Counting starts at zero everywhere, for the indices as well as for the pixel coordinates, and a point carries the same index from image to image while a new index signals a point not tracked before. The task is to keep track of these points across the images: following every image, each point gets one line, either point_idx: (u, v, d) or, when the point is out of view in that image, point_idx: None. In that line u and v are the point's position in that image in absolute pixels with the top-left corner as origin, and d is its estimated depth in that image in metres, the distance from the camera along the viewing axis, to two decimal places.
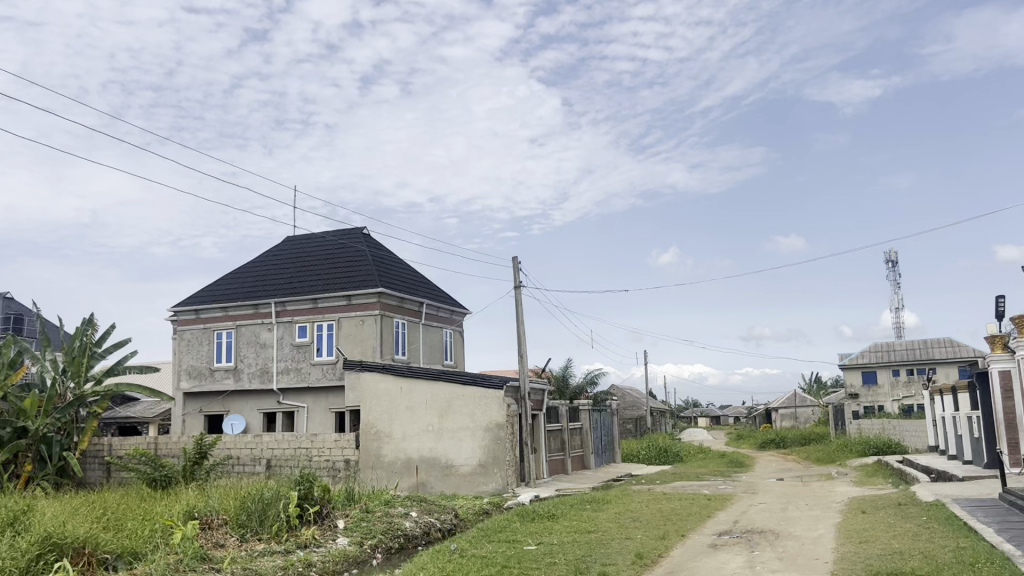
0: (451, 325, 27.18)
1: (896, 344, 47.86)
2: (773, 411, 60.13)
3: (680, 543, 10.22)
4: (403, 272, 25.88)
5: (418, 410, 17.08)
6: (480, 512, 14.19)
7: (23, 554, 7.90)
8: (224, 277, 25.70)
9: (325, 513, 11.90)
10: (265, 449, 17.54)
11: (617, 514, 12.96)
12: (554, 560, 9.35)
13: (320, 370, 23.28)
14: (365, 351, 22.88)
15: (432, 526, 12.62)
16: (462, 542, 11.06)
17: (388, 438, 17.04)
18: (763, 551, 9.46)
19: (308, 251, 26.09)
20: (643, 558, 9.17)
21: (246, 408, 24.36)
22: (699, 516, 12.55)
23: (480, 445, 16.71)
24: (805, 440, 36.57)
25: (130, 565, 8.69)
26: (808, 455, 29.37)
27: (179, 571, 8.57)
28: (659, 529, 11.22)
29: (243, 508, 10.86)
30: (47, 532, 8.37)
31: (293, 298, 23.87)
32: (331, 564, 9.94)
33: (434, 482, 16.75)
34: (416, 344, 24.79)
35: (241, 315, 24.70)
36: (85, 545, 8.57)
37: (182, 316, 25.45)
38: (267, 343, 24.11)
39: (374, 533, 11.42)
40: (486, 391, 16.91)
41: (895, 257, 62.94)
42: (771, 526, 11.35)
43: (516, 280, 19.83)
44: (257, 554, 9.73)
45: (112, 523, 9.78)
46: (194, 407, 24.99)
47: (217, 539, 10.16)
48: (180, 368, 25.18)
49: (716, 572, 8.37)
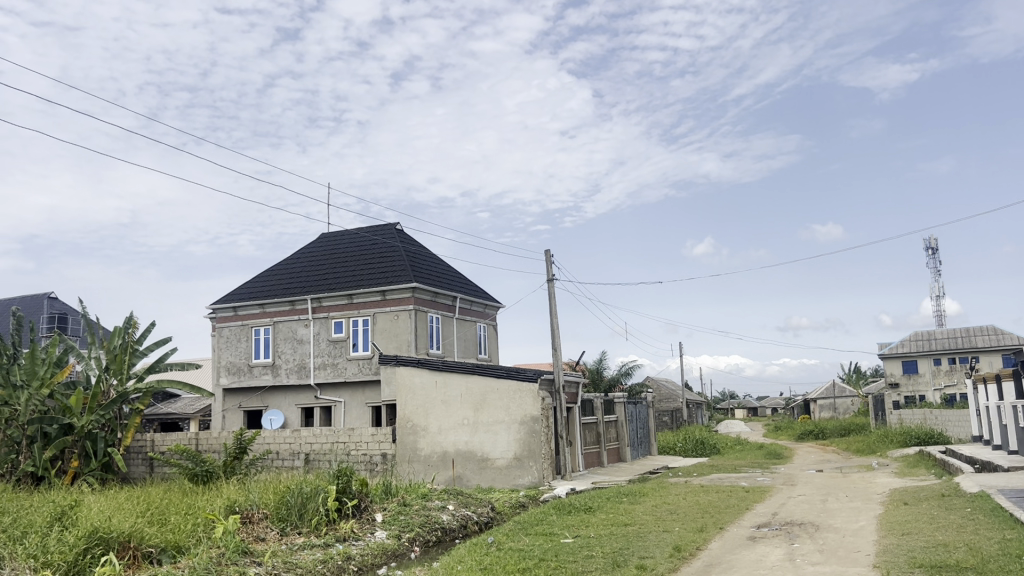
0: (485, 319, 27.24)
1: (937, 332, 46.99)
2: (812, 402, 59.44)
3: (719, 536, 10.14)
4: (436, 267, 25.99)
5: (452, 403, 17.19)
6: (516, 505, 14.20)
7: (70, 548, 8.07)
8: (260, 274, 26.05)
9: (363, 506, 12.01)
10: (304, 443, 17.74)
11: (654, 507, 12.91)
12: (591, 553, 9.33)
13: (356, 365, 23.49)
14: (401, 345, 23.06)
15: (468, 520, 12.66)
16: (499, 536, 11.06)
17: (424, 432, 17.22)
18: (804, 543, 9.35)
19: (342, 248, 26.30)
20: (680, 551, 9.09)
21: (283, 403, 24.67)
22: (738, 509, 12.44)
23: (516, 438, 16.72)
24: (845, 431, 36.10)
25: (174, 558, 8.87)
26: (848, 447, 28.96)
27: (222, 564, 8.72)
28: (698, 522, 11.14)
29: (283, 502, 11.01)
30: (94, 527, 8.54)
31: (328, 294, 24.08)
32: (370, 557, 10.05)
33: (470, 475, 16.82)
34: (450, 338, 24.89)
35: (278, 311, 24.98)
36: (130, 539, 8.77)
37: (220, 313, 25.86)
38: (304, 339, 24.39)
39: (411, 526, 11.49)
40: (520, 384, 16.84)
41: (935, 244, 61.69)
42: (810, 518, 11.24)
43: (549, 272, 19.80)
44: (297, 548, 9.86)
45: (157, 517, 9.98)
46: (233, 403, 25.39)
47: (258, 532, 10.31)
48: (219, 364, 25.58)
49: (755, 565, 8.28)
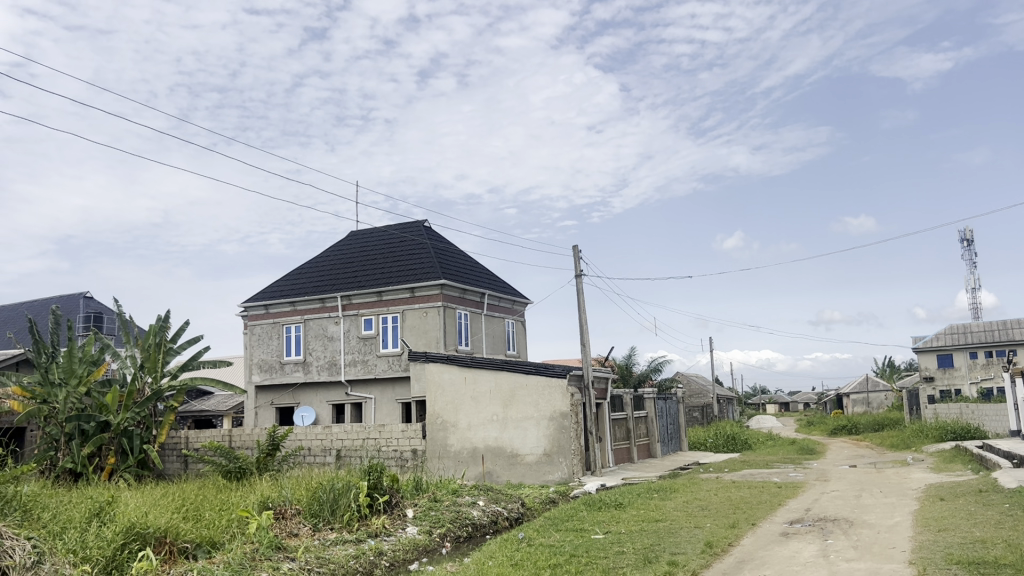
0: (513, 315, 27.27)
1: (973, 325, 46.26)
2: (845, 397, 58.75)
3: (751, 532, 10.07)
4: (464, 263, 26.05)
5: (482, 399, 17.24)
6: (546, 501, 14.21)
7: (108, 543, 8.21)
8: (291, 273, 26.30)
9: (394, 502, 12.08)
10: (335, 439, 17.85)
11: (685, 502, 12.83)
12: (622, 549, 9.31)
13: (386, 361, 23.63)
14: (430, 341, 23.12)
15: (499, 515, 12.69)
16: (529, 531, 11.06)
17: (454, 428, 17.27)
18: (837, 539, 9.25)
19: (371, 246, 26.45)
20: (712, 547, 9.03)
21: (315, 400, 24.87)
22: (770, 505, 12.32)
23: (545, 433, 16.72)
24: (879, 426, 35.62)
25: (209, 553, 9.00)
26: (882, 441, 28.56)
27: (256, 560, 8.82)
28: (730, 518, 11.06)
29: (315, 498, 11.12)
30: (131, 523, 8.68)
31: (357, 291, 24.24)
32: (402, 552, 10.11)
33: (500, 471, 16.86)
34: (479, 335, 24.95)
35: (309, 309, 25.20)
36: (167, 535, 8.90)
37: (252, 312, 26.16)
38: (334, 336, 24.59)
39: (442, 522, 11.54)
40: (549, 379, 16.82)
41: (970, 236, 60.56)
42: (844, 514, 11.11)
43: (577, 268, 19.77)
44: (330, 543, 9.95)
45: (192, 513, 10.12)
46: (265, 400, 25.64)
47: (291, 528, 10.42)
48: (251, 362, 25.87)
49: (788, 561, 8.21)
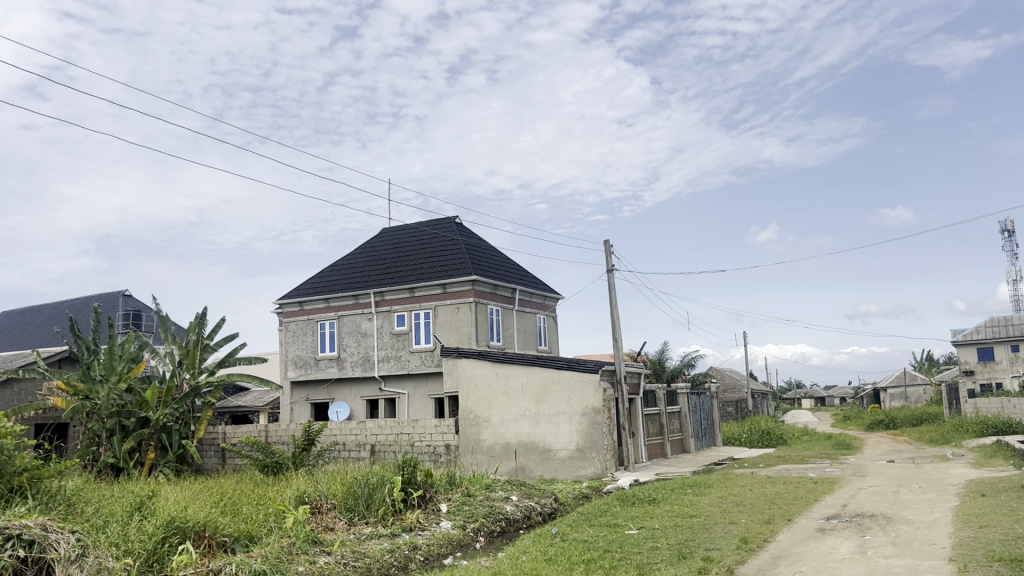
0: (545, 311, 27.29)
1: (1015, 318, 45.33)
2: (882, 391, 57.90)
3: (787, 527, 9.97)
4: (495, 259, 26.09)
5: (514, 395, 17.29)
6: (579, 496, 14.20)
7: (149, 537, 8.37)
8: (325, 270, 26.56)
9: (428, 497, 12.15)
10: (370, 434, 17.98)
11: (719, 498, 12.75)
12: (656, 544, 9.29)
13: (418, 357, 23.76)
14: (461, 337, 23.19)
15: (532, 510, 12.70)
16: (563, 527, 11.06)
17: (486, 423, 17.38)
18: (875, 536, 9.13)
19: (403, 243, 26.59)
20: (747, 543, 8.97)
21: (349, 396, 25.08)
22: (806, 500, 12.19)
23: (578, 429, 16.66)
24: (917, 420, 35.04)
25: (247, 547, 9.13)
26: (921, 436, 28.12)
27: (293, 554, 8.93)
28: (766, 514, 10.97)
29: (350, 492, 11.22)
30: (171, 517, 8.83)
31: (390, 287, 24.40)
32: (436, 547, 10.18)
33: (533, 466, 16.89)
34: (511, 331, 24.98)
35: (343, 305, 25.44)
36: (205, 528, 9.04)
37: (287, 308, 26.44)
38: (368, 332, 24.79)
39: (475, 517, 11.59)
40: (581, 375, 16.77)
41: (1012, 226, 59.34)
42: (881, 510, 10.95)
43: (608, 263, 19.69)
44: (365, 537, 10.05)
45: (230, 507, 10.28)
46: (301, 395, 25.91)
47: (327, 522, 10.53)
48: (287, 358, 26.16)
49: (825, 557, 8.13)
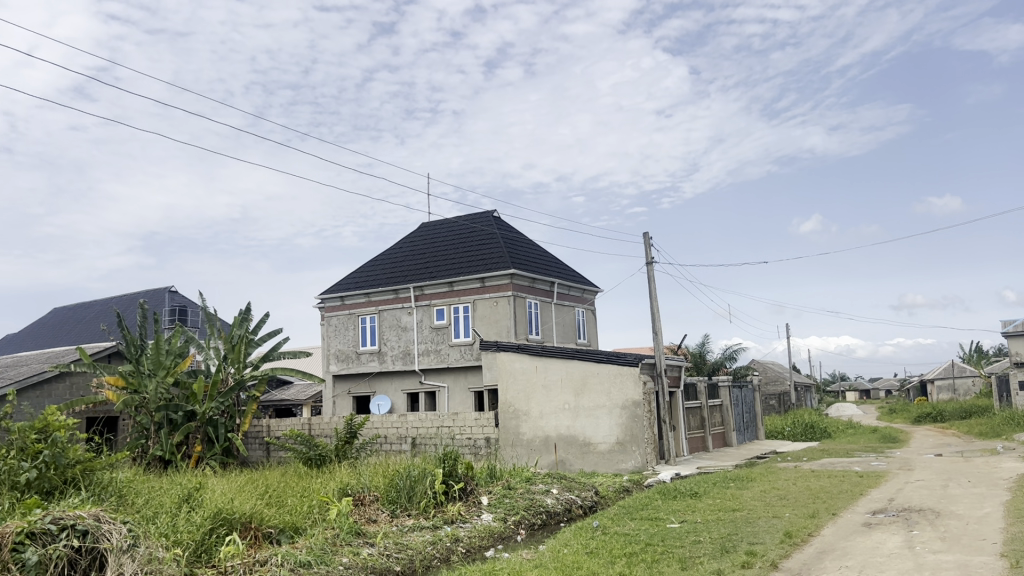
0: (583, 304, 27.22)
1: None
2: (930, 383, 56.84)
3: (832, 521, 9.84)
4: (533, 252, 26.10)
5: (553, 388, 17.32)
6: (620, 489, 14.16)
7: (197, 527, 8.56)
8: (366, 265, 26.81)
9: (469, 489, 12.22)
10: (410, 427, 18.10)
11: (762, 492, 12.65)
12: (698, 539, 9.21)
13: (458, 351, 23.87)
14: (500, 331, 23.24)
15: (572, 503, 12.70)
16: (604, 520, 11.04)
17: (526, 416, 17.43)
18: (923, 530, 8.97)
19: (442, 237, 26.73)
20: (792, 537, 8.88)
21: (390, 389, 25.28)
22: (851, 494, 12.03)
23: (618, 423, 16.60)
24: (966, 413, 34.32)
25: (292, 538, 9.28)
26: (969, 429, 27.54)
27: (337, 545, 9.06)
28: (810, 508, 10.84)
29: (393, 485, 11.35)
30: (218, 508, 9.02)
31: (429, 282, 24.55)
32: (477, 539, 10.23)
33: (573, 460, 16.88)
34: (549, 324, 24.98)
35: (383, 300, 25.65)
36: (251, 520, 9.20)
37: (328, 303, 26.75)
38: (408, 326, 24.96)
39: (516, 509, 11.64)
40: (621, 368, 16.68)
41: None
42: (930, 505, 10.74)
43: (647, 256, 19.57)
44: (407, 529, 10.15)
45: (275, 499, 10.45)
46: (343, 389, 26.22)
47: (370, 514, 10.65)
48: (329, 352, 26.48)
49: (872, 552, 8.00)
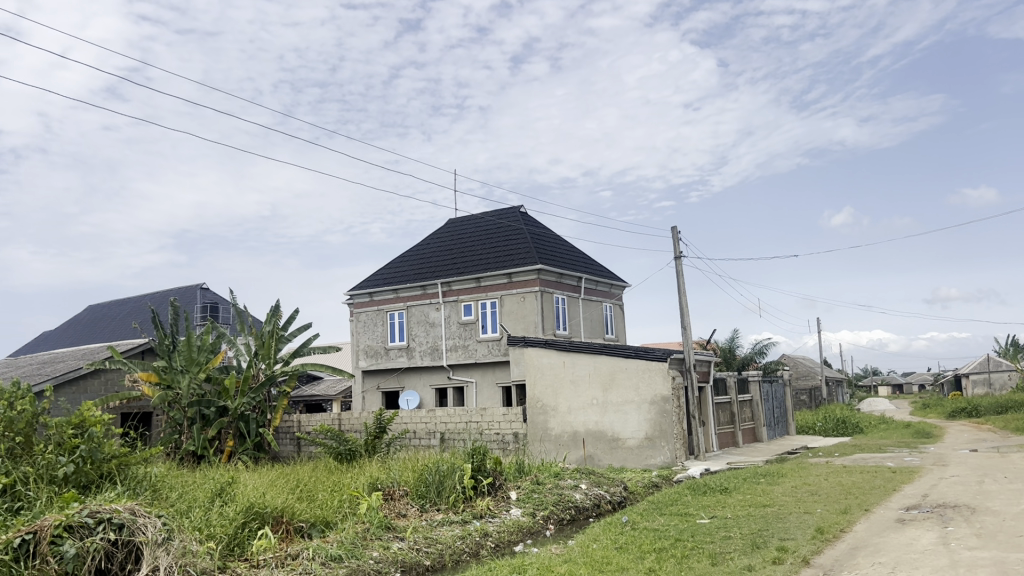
0: (611, 299, 27.15)
1: None
2: (965, 377, 56.04)
3: (864, 518, 9.73)
4: (560, 247, 26.07)
5: (581, 383, 17.30)
6: (649, 485, 14.10)
7: (230, 521, 8.68)
8: (394, 261, 26.96)
9: (498, 484, 12.26)
10: (439, 422, 18.16)
11: (794, 488, 12.54)
12: (729, 534, 9.17)
13: (485, 346, 23.91)
14: (528, 326, 23.23)
15: (602, 498, 12.67)
16: (633, 515, 11.01)
17: (554, 411, 17.43)
18: (958, 527, 8.84)
19: (469, 233, 26.79)
20: (823, 533, 8.80)
21: (419, 384, 25.39)
22: (884, 490, 11.88)
23: (647, 418, 16.54)
24: (1002, 409, 33.75)
25: (323, 532, 9.37)
26: (1005, 425, 27.10)
27: (367, 539, 9.14)
28: (842, 503, 10.72)
29: (422, 479, 11.43)
30: (250, 503, 9.13)
31: (457, 278, 24.62)
32: (506, 533, 10.26)
33: (602, 455, 16.84)
34: (577, 319, 24.93)
35: (411, 296, 25.78)
36: (283, 514, 9.31)
37: (357, 299, 26.95)
38: (436, 322, 25.07)
39: (545, 505, 11.64)
40: (649, 363, 16.62)
41: None
42: (966, 501, 10.58)
43: (676, 250, 19.46)
44: (437, 524, 10.20)
45: (306, 494, 10.56)
46: (372, 384, 26.39)
47: (400, 508, 10.73)
48: (358, 348, 26.68)
49: (905, 548, 7.91)
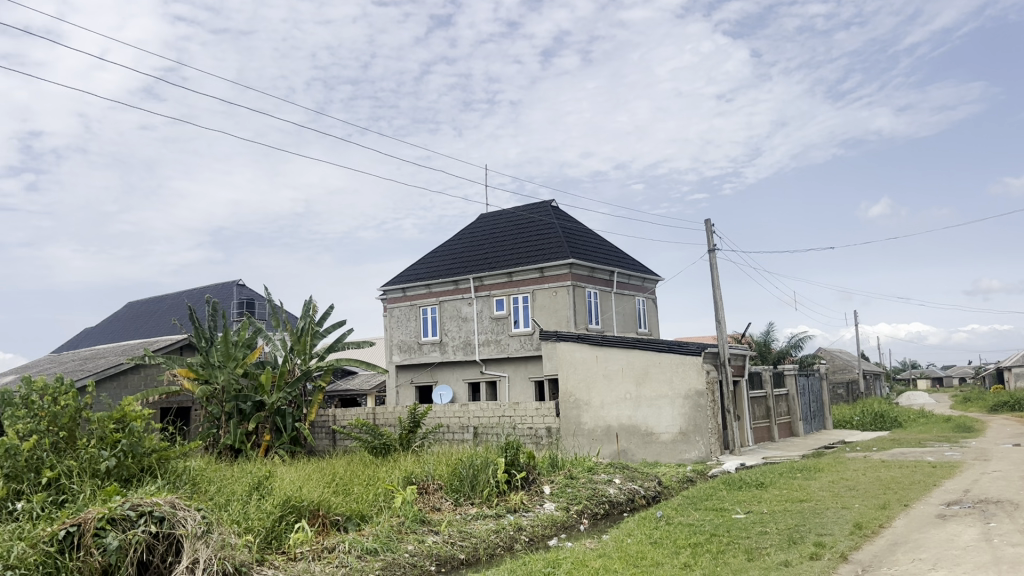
0: (644, 293, 27.01)
1: None
2: (1006, 370, 55.02)
3: (904, 513, 9.58)
4: (593, 241, 25.99)
5: (614, 377, 17.25)
6: (684, 479, 14.03)
7: (267, 514, 8.80)
8: (427, 257, 27.06)
9: (531, 479, 12.28)
10: (472, 417, 18.20)
11: (831, 482, 12.37)
12: (765, 529, 9.10)
13: (518, 341, 23.93)
14: (560, 321, 23.20)
15: (635, 493, 12.62)
16: (668, 510, 10.97)
17: (587, 406, 17.44)
18: (1001, 523, 8.67)
19: (501, 228, 26.81)
20: (862, 529, 8.68)
21: (452, 378, 25.50)
22: (924, 485, 11.68)
23: (681, 412, 16.43)
24: None
25: (359, 525, 9.46)
26: None
27: (402, 532, 9.21)
28: (880, 499, 10.57)
29: (456, 474, 11.49)
30: (287, 496, 9.25)
31: (489, 273, 24.66)
32: (540, 528, 10.27)
33: (635, 449, 16.80)
34: (609, 313, 24.84)
35: (444, 291, 25.88)
36: (319, 508, 9.42)
37: (391, 295, 27.11)
38: (468, 317, 25.14)
39: (579, 499, 11.63)
40: (683, 357, 16.48)
41: None
42: (1009, 496, 10.38)
43: (709, 243, 19.29)
44: (471, 518, 10.24)
45: (342, 487, 10.67)
46: (405, 379, 26.57)
47: (434, 502, 10.79)
48: (392, 343, 26.86)
49: (946, 545, 7.78)
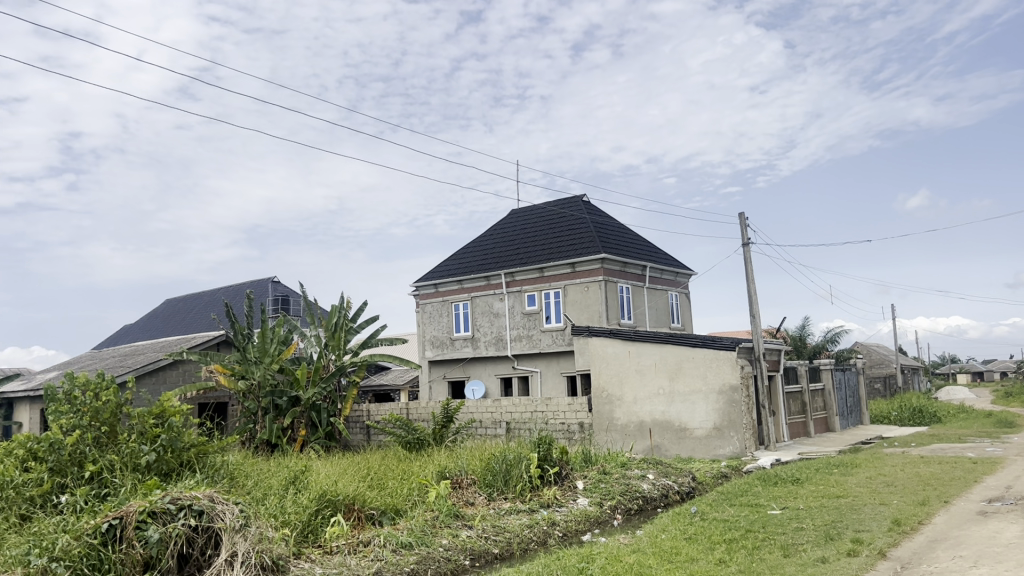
0: (677, 288, 26.85)
1: None
2: None
3: (944, 509, 9.43)
4: (624, 236, 25.88)
5: (647, 372, 17.18)
6: (718, 475, 13.93)
7: (304, 508, 8.91)
8: (458, 253, 27.16)
9: (565, 473, 12.28)
10: (505, 412, 18.22)
11: (868, 479, 12.19)
12: (801, 525, 9.02)
13: (550, 336, 23.93)
14: (592, 316, 23.13)
15: (669, 489, 12.57)
16: (702, 505, 10.93)
17: (620, 401, 17.40)
18: None
19: (532, 223, 26.80)
20: (900, 526, 8.55)
21: (484, 374, 25.56)
22: (965, 482, 11.47)
23: (715, 407, 16.30)
24: None
25: (393, 519, 9.53)
26: None
27: (436, 527, 9.27)
28: (920, 495, 10.41)
29: (489, 469, 11.54)
30: (322, 490, 9.36)
31: (520, 268, 24.67)
32: (574, 522, 10.28)
33: (669, 445, 16.73)
34: (642, 308, 24.74)
35: (476, 287, 25.95)
36: (355, 502, 9.50)
37: (423, 291, 27.25)
38: (500, 312, 25.18)
39: (613, 494, 11.62)
40: (717, 352, 16.35)
41: None
42: None
43: (743, 237, 19.12)
44: (504, 512, 10.27)
45: (376, 482, 10.75)
46: (438, 374, 26.72)
47: (467, 497, 10.83)
48: (424, 338, 27.01)
49: (987, 542, 7.64)
